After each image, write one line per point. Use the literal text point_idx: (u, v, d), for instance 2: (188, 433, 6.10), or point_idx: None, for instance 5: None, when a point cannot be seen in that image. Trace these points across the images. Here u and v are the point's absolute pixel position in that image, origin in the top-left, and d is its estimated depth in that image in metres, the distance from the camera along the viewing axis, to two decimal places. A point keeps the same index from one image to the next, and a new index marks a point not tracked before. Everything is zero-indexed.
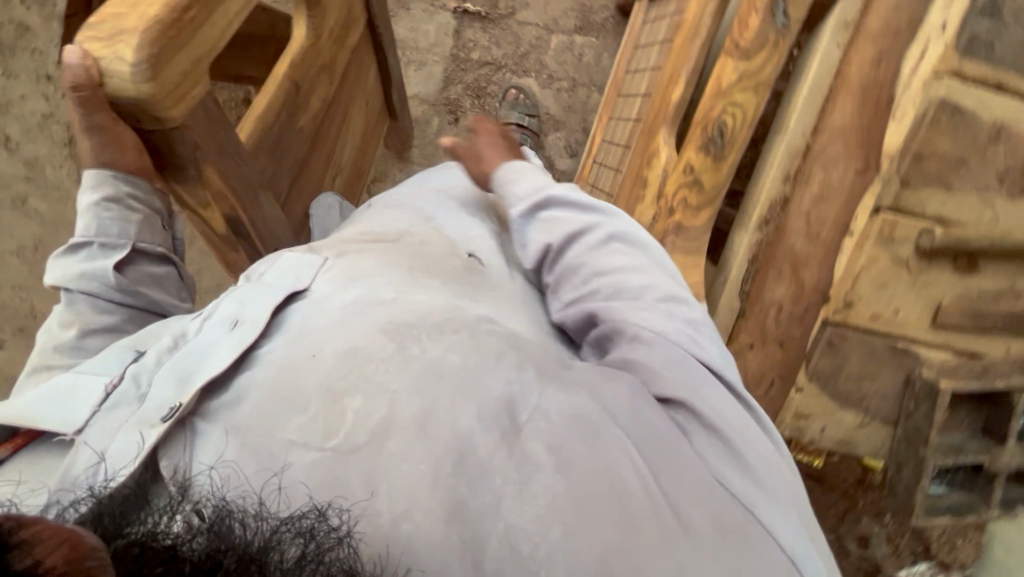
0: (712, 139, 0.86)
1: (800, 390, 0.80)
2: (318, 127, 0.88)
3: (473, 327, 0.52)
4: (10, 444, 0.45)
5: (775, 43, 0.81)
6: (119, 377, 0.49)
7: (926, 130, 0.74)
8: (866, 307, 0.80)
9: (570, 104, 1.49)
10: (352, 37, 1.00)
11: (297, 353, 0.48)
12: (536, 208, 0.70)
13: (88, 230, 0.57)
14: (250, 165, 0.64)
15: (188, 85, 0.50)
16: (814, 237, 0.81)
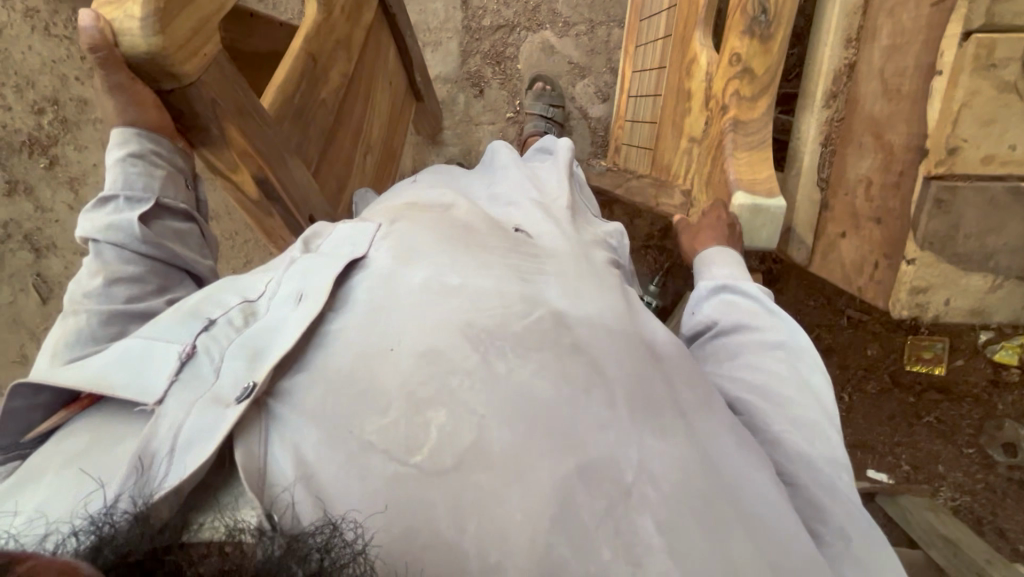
0: (756, 18, 0.80)
1: (911, 262, 0.70)
2: (340, 100, 0.97)
3: (557, 341, 0.54)
4: (78, 404, 0.51)
5: None
6: (190, 346, 0.52)
7: None
8: (978, 152, 0.65)
9: (592, 47, 1.44)
10: (367, 15, 1.06)
11: (378, 345, 0.52)
12: (719, 290, 0.80)
13: (115, 186, 0.67)
14: (270, 131, 0.75)
15: (193, 43, 0.61)
16: (891, 95, 0.73)
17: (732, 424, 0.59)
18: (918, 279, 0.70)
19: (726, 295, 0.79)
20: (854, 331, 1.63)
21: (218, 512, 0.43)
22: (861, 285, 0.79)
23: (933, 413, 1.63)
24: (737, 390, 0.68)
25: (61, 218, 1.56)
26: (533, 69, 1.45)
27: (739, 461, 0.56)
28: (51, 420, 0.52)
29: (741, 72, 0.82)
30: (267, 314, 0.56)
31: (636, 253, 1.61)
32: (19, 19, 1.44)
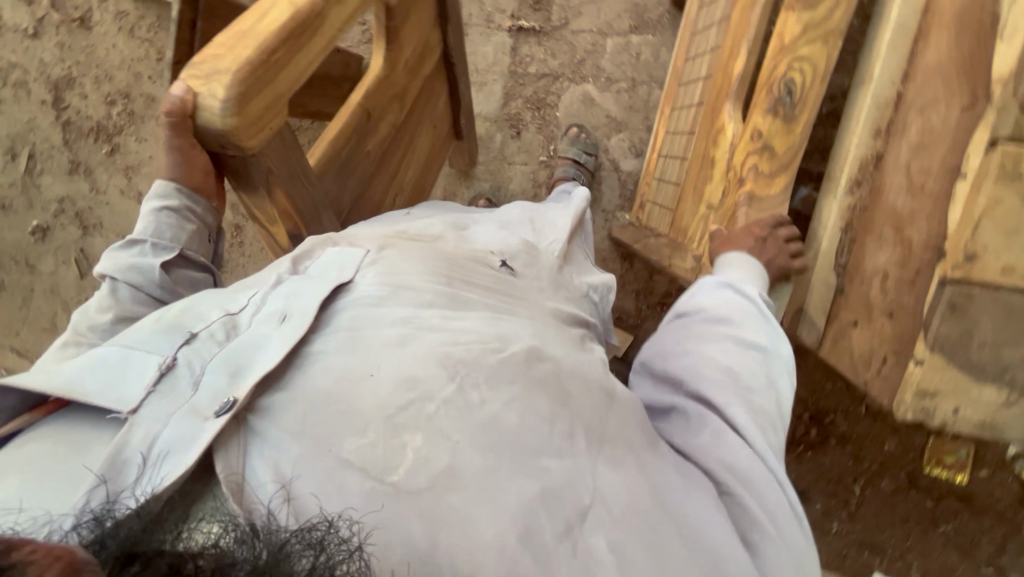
0: (780, 99, 0.84)
1: (919, 362, 0.67)
2: (383, 148, 1.10)
3: (524, 377, 0.62)
4: (43, 410, 0.54)
5: None
6: (171, 358, 0.55)
7: None
8: (996, 260, 0.63)
9: (632, 104, 1.47)
10: (425, 68, 1.20)
11: (356, 372, 0.56)
12: (727, 285, 0.87)
13: (146, 233, 0.79)
14: (310, 187, 0.87)
15: (261, 124, 0.69)
16: (917, 190, 0.72)
17: (677, 463, 0.69)
18: (925, 382, 0.67)
19: (730, 293, 0.86)
20: (873, 421, 1.54)
21: (212, 514, 0.46)
22: (866, 379, 0.76)
23: (951, 523, 1.51)
24: (710, 371, 0.77)
25: (112, 201, 1.67)
26: (571, 119, 1.48)
27: (678, 484, 0.65)
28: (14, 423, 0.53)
29: (759, 150, 0.85)
30: (245, 329, 0.60)
31: (651, 310, 1.59)
32: (110, 19, 1.58)
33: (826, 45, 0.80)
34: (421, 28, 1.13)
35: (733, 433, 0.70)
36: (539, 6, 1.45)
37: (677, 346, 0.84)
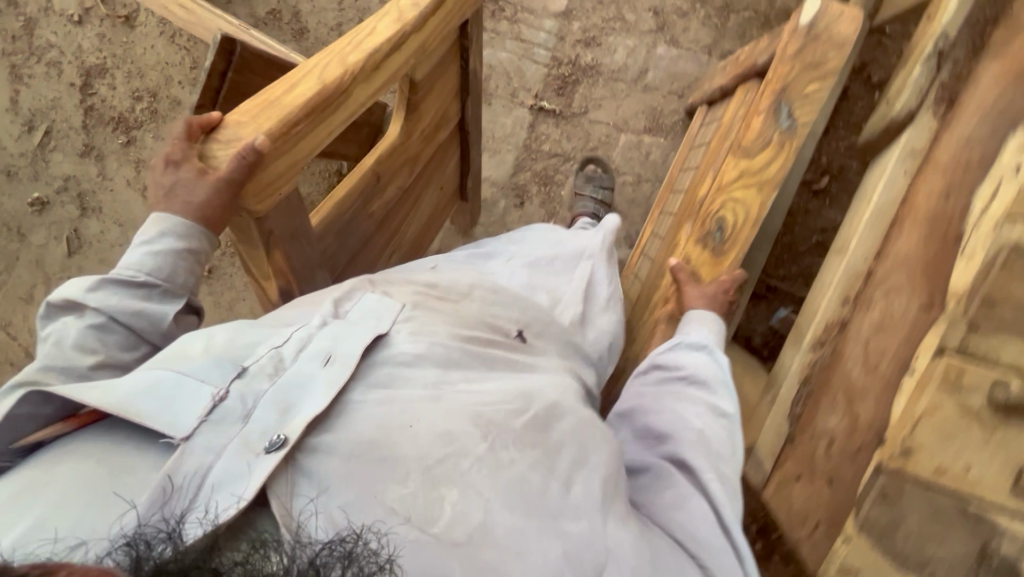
0: (711, 234, 0.98)
1: (847, 540, 0.70)
2: (387, 212, 1.16)
3: (543, 443, 0.68)
4: (77, 421, 0.59)
5: (775, 145, 0.93)
6: (223, 389, 0.60)
7: (997, 274, 0.61)
8: (928, 460, 0.65)
9: (634, 198, 1.52)
10: (443, 133, 1.26)
11: (397, 422, 0.63)
12: (698, 345, 0.91)
13: (157, 277, 0.79)
14: (309, 250, 0.92)
15: (270, 189, 0.77)
16: (871, 367, 0.75)
17: (677, 542, 0.70)
18: (849, 559, 0.69)
19: (700, 353, 0.90)
20: None
21: (251, 538, 0.52)
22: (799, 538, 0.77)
23: None
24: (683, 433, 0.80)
25: (116, 189, 1.69)
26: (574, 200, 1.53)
27: (672, 556, 0.67)
28: (48, 430, 0.59)
29: (684, 276, 1.00)
30: (293, 367, 0.64)
31: None
32: (154, 23, 1.64)
33: (758, 192, 0.94)
34: (442, 98, 1.19)
35: (700, 499, 0.73)
36: (563, 91, 1.49)
37: (656, 402, 0.88)
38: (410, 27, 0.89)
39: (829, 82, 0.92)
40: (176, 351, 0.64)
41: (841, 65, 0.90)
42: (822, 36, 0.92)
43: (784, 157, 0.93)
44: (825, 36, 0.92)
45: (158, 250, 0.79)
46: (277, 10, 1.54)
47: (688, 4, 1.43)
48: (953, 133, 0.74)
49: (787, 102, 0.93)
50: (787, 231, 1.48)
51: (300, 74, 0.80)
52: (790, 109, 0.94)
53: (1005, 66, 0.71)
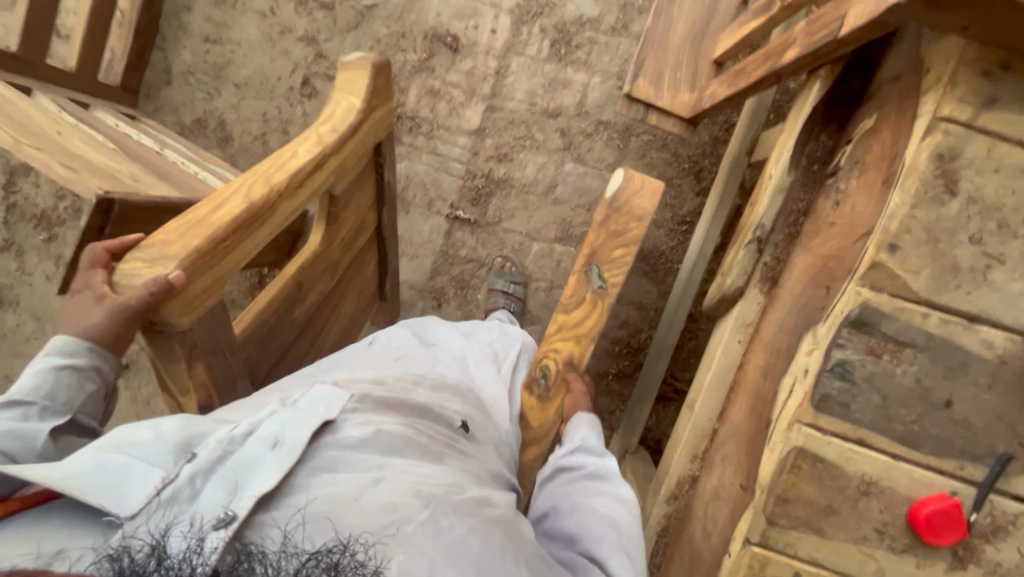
0: (538, 380, 0.97)
1: None
2: (309, 317, 0.99)
3: (481, 516, 0.61)
4: (7, 507, 0.49)
5: (592, 302, 0.97)
6: (174, 472, 0.52)
7: (788, 473, 0.65)
8: None
9: (547, 303, 1.58)
10: (361, 239, 1.13)
11: (346, 491, 0.55)
12: (580, 447, 0.87)
13: (34, 393, 0.60)
14: (235, 358, 0.71)
15: (203, 300, 0.60)
16: (707, 535, 0.79)
17: None
18: None
19: (586, 452, 0.86)
20: None
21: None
22: None
23: None
24: (590, 535, 0.75)
25: (35, 284, 1.68)
26: None
27: None
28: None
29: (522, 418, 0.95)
30: (236, 451, 0.55)
31: None
32: None
33: (577, 345, 0.97)
34: (359, 208, 1.07)
35: None
36: (477, 202, 1.56)
37: (553, 503, 0.82)
38: (335, 141, 0.76)
39: (633, 248, 0.97)
40: (124, 431, 0.56)
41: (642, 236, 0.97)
42: (623, 208, 0.98)
43: (597, 315, 0.97)
44: (627, 208, 0.97)
45: (42, 368, 0.62)
46: (203, 119, 1.57)
47: (593, 126, 1.51)
48: (773, 314, 0.79)
49: (599, 264, 0.97)
50: (691, 337, 1.53)
51: (222, 190, 0.64)
52: (601, 271, 0.98)
53: (809, 260, 0.75)
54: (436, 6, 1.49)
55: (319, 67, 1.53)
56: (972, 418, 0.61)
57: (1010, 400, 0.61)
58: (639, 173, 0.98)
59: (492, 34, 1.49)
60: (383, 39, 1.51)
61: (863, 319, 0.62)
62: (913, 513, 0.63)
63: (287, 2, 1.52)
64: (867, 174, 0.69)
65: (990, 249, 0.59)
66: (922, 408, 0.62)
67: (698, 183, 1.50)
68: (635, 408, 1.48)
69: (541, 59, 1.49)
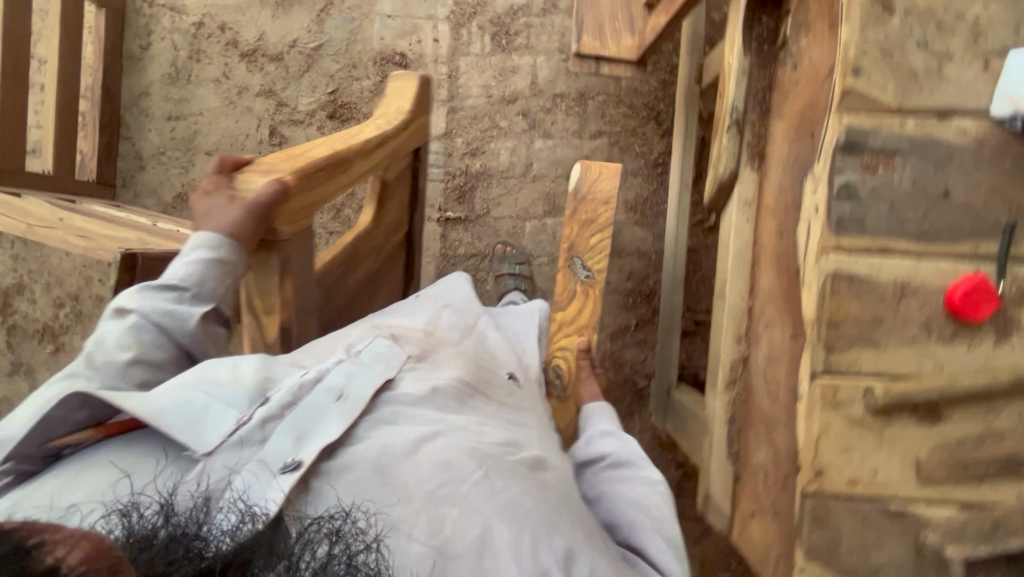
0: (554, 381, 1.06)
1: (801, 571, 0.73)
2: (357, 290, 1.04)
3: (536, 478, 0.60)
4: (102, 431, 0.54)
5: (581, 293, 1.14)
6: (248, 415, 0.55)
7: (830, 299, 0.70)
8: (839, 475, 0.71)
9: (553, 275, 1.63)
10: (401, 235, 1.18)
11: (400, 443, 0.56)
12: (605, 434, 0.88)
13: (186, 278, 0.67)
14: (312, 292, 0.77)
15: (302, 215, 0.70)
16: (775, 397, 0.83)
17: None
18: None
19: (606, 436, 0.87)
20: None
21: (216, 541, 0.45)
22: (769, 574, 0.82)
23: None
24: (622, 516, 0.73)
25: None
26: None
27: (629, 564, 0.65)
28: (74, 436, 0.54)
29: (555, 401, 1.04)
30: (306, 396, 0.58)
31: None
32: None
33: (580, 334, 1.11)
34: (401, 205, 1.15)
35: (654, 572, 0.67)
36: (463, 199, 1.62)
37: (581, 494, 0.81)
38: (393, 125, 0.87)
39: (607, 229, 1.16)
40: (208, 368, 0.60)
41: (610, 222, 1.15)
42: (589, 196, 1.18)
43: (591, 302, 1.14)
44: (592, 195, 1.17)
45: (192, 260, 0.68)
46: (183, 192, 1.61)
47: (550, 101, 1.60)
48: (770, 182, 0.86)
49: (578, 257, 1.15)
50: (696, 268, 1.59)
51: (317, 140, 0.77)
52: (583, 262, 1.16)
53: (786, 123, 0.83)
54: (378, 32, 1.58)
55: (282, 115, 1.60)
56: (970, 200, 0.68)
57: (997, 175, 0.68)
58: (594, 163, 1.19)
59: (436, 43, 1.59)
60: (336, 74, 1.59)
61: (852, 140, 0.69)
62: (950, 301, 0.69)
63: (237, 63, 1.60)
64: (813, 28, 0.78)
65: (937, 48, 0.67)
66: (927, 203, 0.69)
67: (660, 125, 1.60)
68: (665, 344, 1.54)
69: (486, 53, 1.59)
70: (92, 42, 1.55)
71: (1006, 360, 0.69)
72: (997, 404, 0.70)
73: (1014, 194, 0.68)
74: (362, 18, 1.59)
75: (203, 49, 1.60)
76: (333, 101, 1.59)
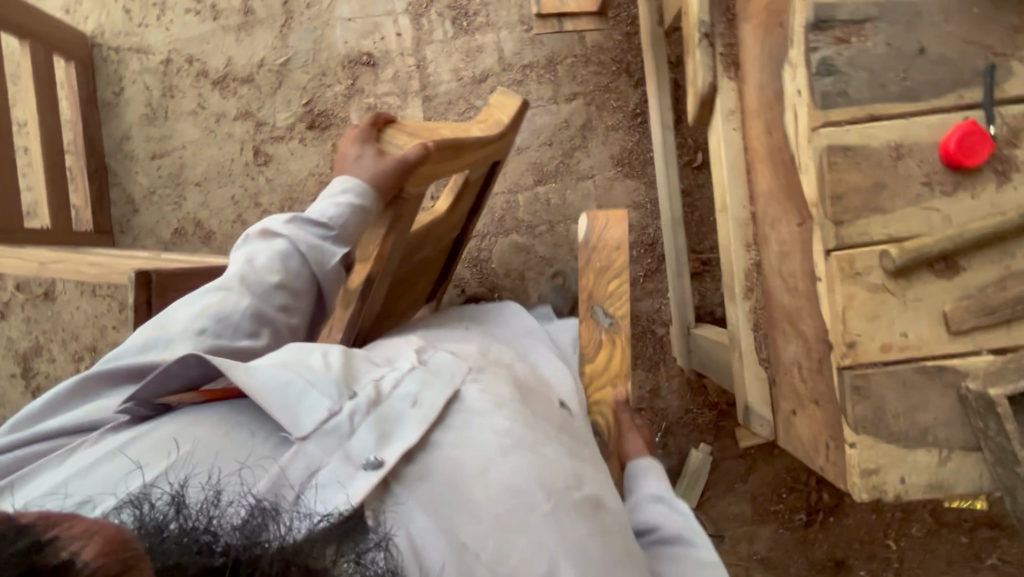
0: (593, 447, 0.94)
1: (853, 445, 0.74)
2: (406, 274, 1.18)
3: (594, 517, 0.62)
4: (208, 395, 0.61)
5: (608, 342, 1.03)
6: (338, 406, 0.59)
7: (830, 174, 0.72)
8: (871, 343, 0.73)
9: (555, 242, 1.65)
10: (453, 235, 1.36)
11: (472, 455, 0.60)
12: (664, 501, 0.84)
13: (333, 221, 0.85)
14: (399, 254, 0.95)
15: (424, 180, 0.88)
16: (793, 290, 0.84)
17: None
18: (864, 462, 0.74)
19: (664, 505, 0.83)
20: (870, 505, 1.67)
21: (244, 525, 0.42)
22: (821, 463, 0.83)
23: (995, 554, 1.63)
24: None
25: None
26: (506, 267, 1.65)
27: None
28: (180, 396, 0.62)
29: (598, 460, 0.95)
30: (385, 402, 0.62)
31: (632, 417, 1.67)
32: (73, 286, 1.65)
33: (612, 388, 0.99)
34: (463, 210, 1.33)
35: None
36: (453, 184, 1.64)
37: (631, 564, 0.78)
38: (495, 133, 1.01)
39: (624, 275, 1.06)
40: (299, 354, 0.64)
41: (626, 264, 1.06)
42: (599, 243, 1.09)
43: (619, 352, 1.02)
44: (602, 243, 1.08)
45: (339, 206, 0.85)
46: (181, 228, 1.63)
47: (519, 72, 1.62)
48: (749, 85, 0.88)
49: (599, 305, 1.05)
50: (692, 208, 1.61)
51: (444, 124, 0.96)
52: (604, 308, 1.05)
53: (753, 24, 0.85)
54: (341, 37, 1.62)
55: (263, 134, 1.62)
56: (945, 52, 0.70)
57: (966, 23, 0.70)
58: (600, 212, 1.10)
59: (399, 37, 1.62)
60: (308, 85, 1.62)
61: (821, 16, 0.70)
62: (946, 153, 0.70)
63: (210, 92, 1.62)
64: None
65: None
66: (904, 63, 0.70)
67: (631, 76, 1.62)
68: (677, 287, 1.53)
69: (449, 38, 1.62)
70: (66, 98, 1.58)
71: (1010, 201, 0.71)
72: (1010, 246, 0.71)
73: (987, 38, 0.70)
74: (324, 26, 1.62)
75: (175, 84, 1.63)
76: (309, 111, 1.62)
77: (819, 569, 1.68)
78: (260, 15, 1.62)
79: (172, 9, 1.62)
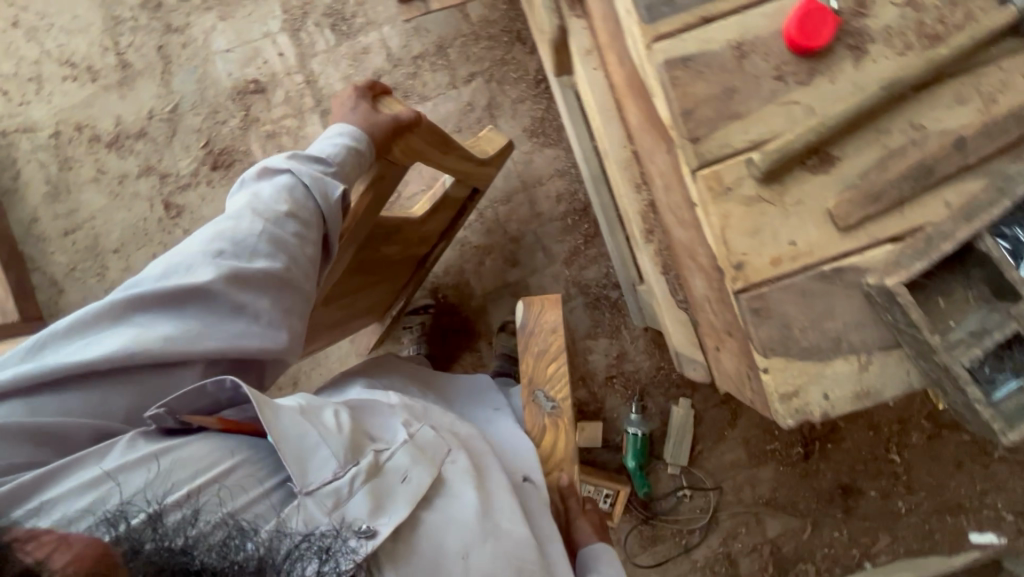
0: None
1: (766, 370, 0.69)
2: (366, 263, 1.15)
3: None
4: (221, 424, 0.61)
5: (553, 425, 0.88)
6: (341, 471, 0.60)
7: (675, 90, 0.66)
8: (760, 259, 0.67)
9: (487, 228, 1.61)
10: (422, 249, 1.42)
11: (461, 537, 0.64)
12: None
13: (332, 156, 0.81)
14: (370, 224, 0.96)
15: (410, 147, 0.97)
16: (683, 221, 0.79)
17: None
18: (782, 385, 0.68)
19: None
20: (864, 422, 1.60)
21: (221, 549, 0.49)
22: (750, 396, 0.77)
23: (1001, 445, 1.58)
24: None
25: None
26: (444, 266, 1.62)
27: None
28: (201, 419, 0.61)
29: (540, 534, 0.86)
30: (382, 472, 0.63)
31: (604, 387, 1.63)
32: None
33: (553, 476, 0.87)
34: (438, 225, 1.39)
35: None
36: None
37: None
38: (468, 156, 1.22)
39: (563, 358, 0.91)
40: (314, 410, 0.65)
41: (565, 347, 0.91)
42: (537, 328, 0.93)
43: (565, 437, 0.88)
44: (538, 329, 0.93)
45: (337, 145, 0.82)
46: None
47: (412, 64, 1.57)
48: (594, 18, 0.83)
49: (541, 388, 0.90)
50: None
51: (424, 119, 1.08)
52: (546, 391, 0.90)
53: None
54: (223, 70, 1.57)
55: (169, 186, 1.58)
56: None
57: None
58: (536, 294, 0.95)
59: (281, 57, 1.57)
60: (202, 126, 1.57)
61: None
62: (790, 41, 0.65)
63: (107, 155, 1.58)
64: None
65: None
66: None
67: (525, 43, 1.56)
68: (615, 246, 1.46)
69: (333, 46, 1.56)
70: None
71: (871, 74, 0.65)
72: (882, 124, 0.66)
73: None
74: (204, 63, 1.57)
75: (70, 155, 1.59)
76: (209, 152, 1.57)
77: (828, 499, 1.61)
78: (138, 66, 1.57)
79: (48, 80, 1.58)
